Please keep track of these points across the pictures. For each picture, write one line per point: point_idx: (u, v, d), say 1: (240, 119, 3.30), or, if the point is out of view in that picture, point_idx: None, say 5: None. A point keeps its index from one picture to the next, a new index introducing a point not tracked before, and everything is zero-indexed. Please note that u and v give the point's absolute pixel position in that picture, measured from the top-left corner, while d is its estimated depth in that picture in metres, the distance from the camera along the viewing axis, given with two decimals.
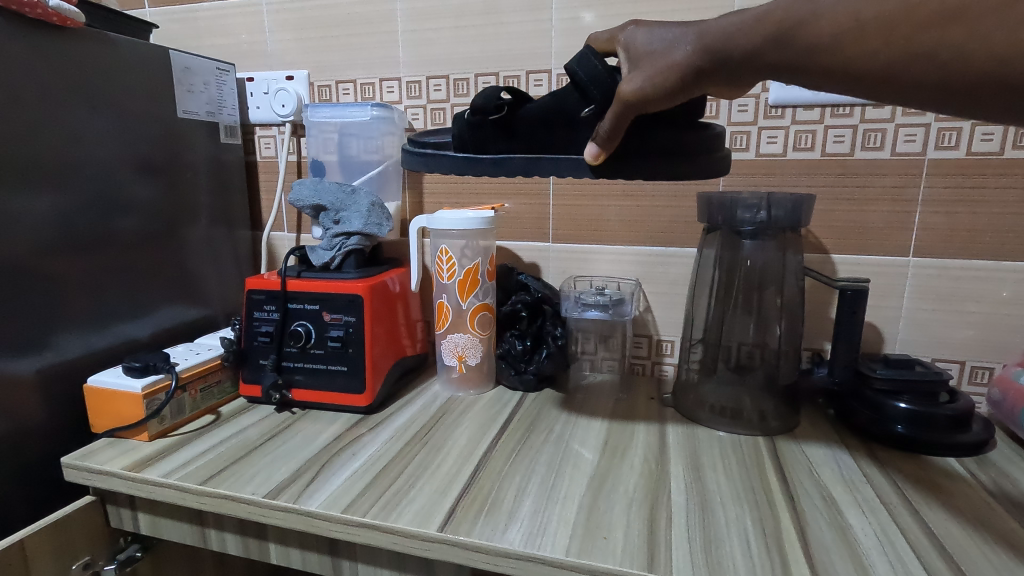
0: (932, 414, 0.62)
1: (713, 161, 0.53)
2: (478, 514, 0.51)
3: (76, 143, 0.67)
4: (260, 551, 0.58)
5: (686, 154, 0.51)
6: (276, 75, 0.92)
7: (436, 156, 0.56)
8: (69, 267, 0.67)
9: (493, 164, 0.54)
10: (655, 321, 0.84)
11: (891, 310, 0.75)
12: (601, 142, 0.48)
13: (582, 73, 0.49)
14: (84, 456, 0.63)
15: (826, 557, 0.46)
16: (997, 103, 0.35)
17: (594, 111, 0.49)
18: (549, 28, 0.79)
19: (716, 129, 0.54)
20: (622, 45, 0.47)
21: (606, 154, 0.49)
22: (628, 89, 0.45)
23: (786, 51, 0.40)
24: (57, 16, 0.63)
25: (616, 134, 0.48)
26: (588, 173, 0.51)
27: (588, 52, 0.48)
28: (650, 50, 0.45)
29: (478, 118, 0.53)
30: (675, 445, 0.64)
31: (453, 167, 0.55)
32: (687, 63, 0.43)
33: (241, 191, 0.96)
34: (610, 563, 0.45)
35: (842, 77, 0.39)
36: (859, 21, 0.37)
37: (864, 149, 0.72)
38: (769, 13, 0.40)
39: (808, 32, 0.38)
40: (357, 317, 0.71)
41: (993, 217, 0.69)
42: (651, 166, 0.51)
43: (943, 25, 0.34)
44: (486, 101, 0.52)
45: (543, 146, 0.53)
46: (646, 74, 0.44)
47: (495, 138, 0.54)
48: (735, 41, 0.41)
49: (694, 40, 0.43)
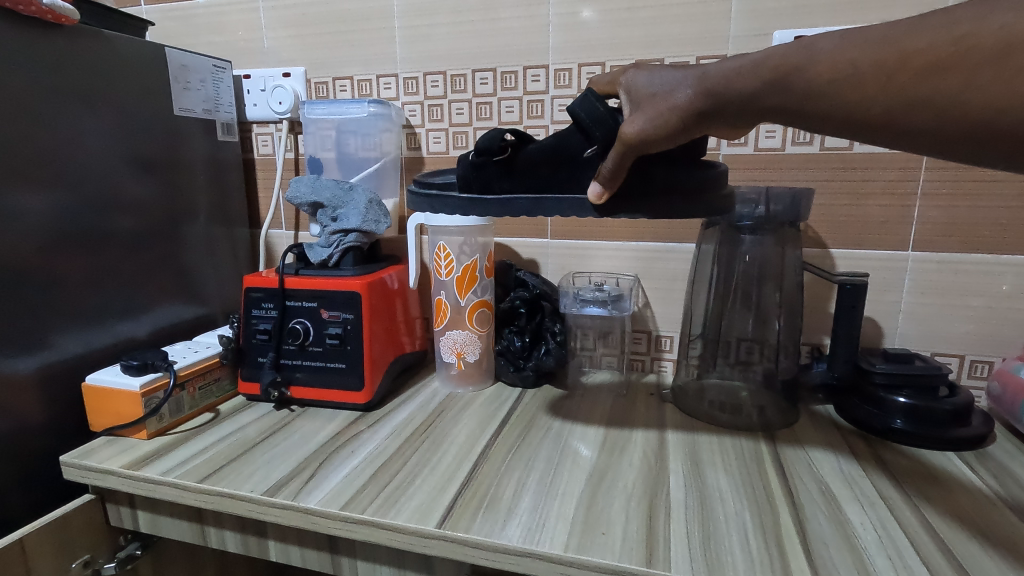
0: (932, 408, 0.62)
1: (713, 199, 0.53)
2: (477, 511, 0.51)
3: (71, 142, 0.67)
4: (260, 549, 0.58)
5: (686, 191, 0.51)
6: (272, 73, 0.92)
7: (443, 197, 0.56)
8: (66, 267, 0.67)
9: (497, 205, 0.54)
10: (654, 316, 0.84)
11: (890, 304, 0.75)
12: (603, 182, 0.48)
13: (583, 114, 0.49)
14: (83, 454, 0.63)
15: (825, 553, 0.46)
16: (995, 153, 0.35)
17: (599, 151, 0.49)
18: (547, 24, 0.79)
19: (718, 167, 0.54)
20: (623, 87, 0.47)
21: (608, 194, 0.49)
22: (630, 131, 0.44)
23: (784, 95, 0.39)
24: (52, 14, 0.63)
25: (618, 174, 0.47)
26: (592, 211, 0.51)
27: (591, 94, 0.48)
28: (651, 92, 0.45)
29: (482, 160, 0.53)
30: (675, 440, 0.64)
31: (457, 209, 0.56)
32: (688, 106, 0.43)
33: (238, 189, 0.95)
34: (609, 560, 0.44)
35: (839, 123, 0.38)
36: (855, 68, 0.36)
37: (863, 143, 0.71)
38: (767, 59, 0.40)
39: (804, 79, 0.38)
40: (356, 313, 0.71)
41: (993, 210, 0.69)
42: (650, 204, 0.51)
43: (937, 73, 0.34)
44: (489, 142, 0.52)
45: (546, 186, 0.53)
46: (647, 116, 0.44)
47: (498, 178, 0.54)
48: (734, 83, 0.41)
49: (694, 83, 0.43)
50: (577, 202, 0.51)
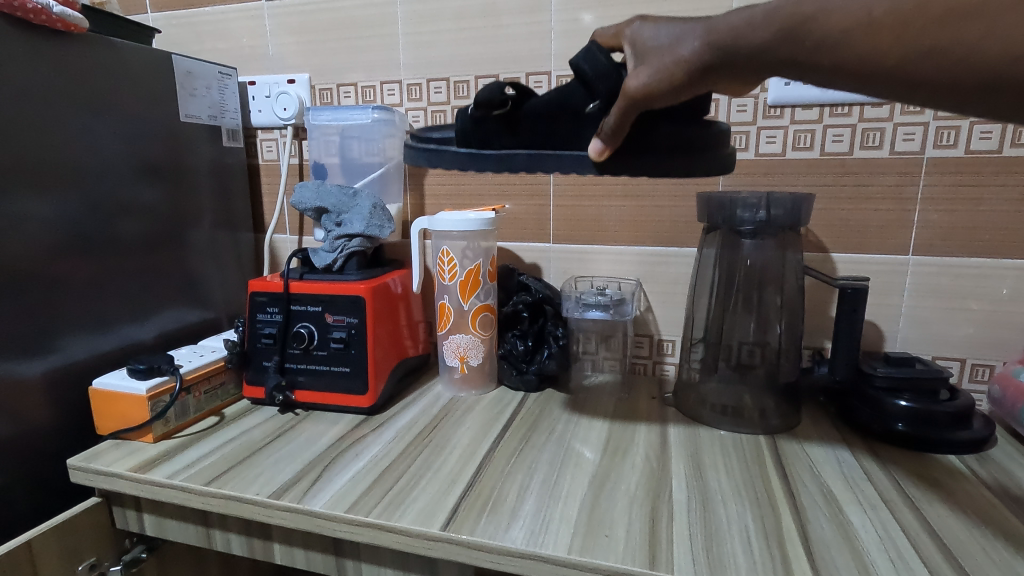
0: (933, 411, 0.62)
1: (715, 159, 0.54)
2: (481, 513, 0.51)
3: (79, 147, 0.67)
4: (265, 551, 0.59)
5: (687, 150, 0.52)
6: (277, 79, 0.93)
7: (439, 150, 0.55)
8: (73, 270, 0.67)
9: (497, 160, 0.53)
10: (657, 321, 0.84)
11: (892, 308, 0.75)
12: (604, 139, 0.48)
13: (587, 68, 0.49)
14: (89, 458, 0.63)
15: (826, 554, 0.46)
16: (1007, 103, 0.36)
17: (600, 106, 0.50)
18: (548, 30, 0.80)
19: (719, 126, 0.54)
20: (629, 40, 0.47)
21: (609, 152, 0.49)
22: (634, 85, 0.45)
23: (797, 45, 0.39)
24: (62, 22, 0.64)
25: (620, 131, 0.48)
26: (592, 169, 0.51)
27: (594, 47, 0.49)
28: (657, 45, 0.45)
29: (482, 113, 0.53)
30: (676, 443, 0.65)
31: (456, 163, 0.55)
32: (696, 58, 0.43)
33: (244, 193, 0.96)
34: (612, 561, 0.45)
35: (848, 76, 0.39)
36: (871, 16, 0.37)
37: (863, 148, 0.72)
38: (779, 9, 0.40)
39: (818, 28, 0.38)
40: (360, 317, 0.71)
41: (992, 214, 0.69)
42: (650, 162, 0.51)
43: (958, 21, 0.35)
44: (490, 94, 0.52)
45: (546, 142, 0.53)
46: (653, 69, 0.44)
47: (500, 133, 0.53)
48: (744, 37, 0.41)
49: (701, 35, 0.42)
50: (577, 159, 0.51)
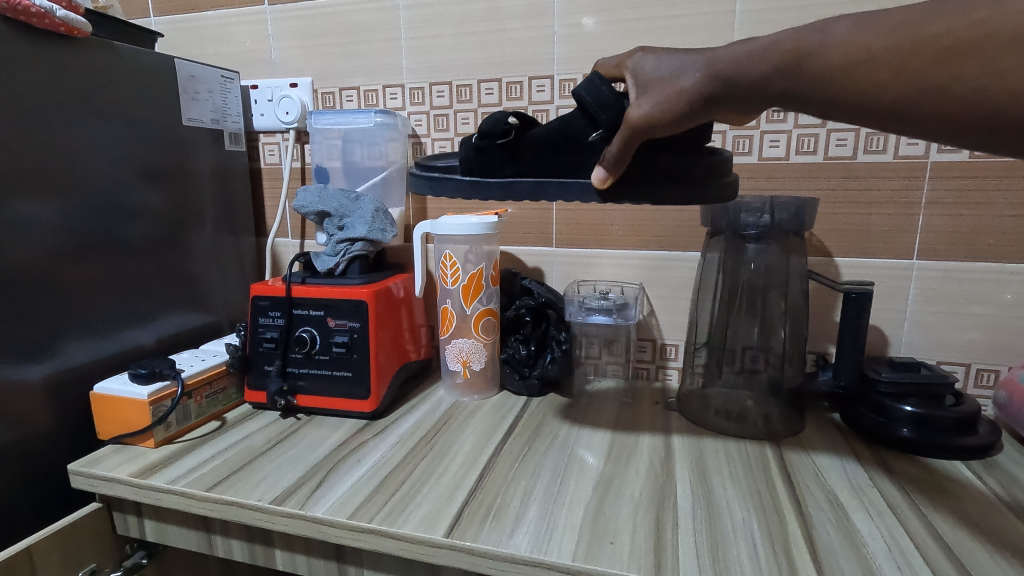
0: (939, 417, 0.61)
1: (718, 187, 0.53)
2: (485, 520, 0.51)
3: (81, 152, 0.67)
4: (267, 557, 0.58)
5: (689, 178, 0.51)
6: (279, 83, 0.93)
7: (443, 179, 0.55)
8: (74, 276, 0.67)
9: (500, 188, 0.54)
10: (659, 325, 0.84)
11: (896, 313, 0.75)
12: (608, 166, 0.49)
13: (589, 98, 0.49)
14: (90, 462, 0.63)
15: (833, 561, 0.46)
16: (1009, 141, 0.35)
17: (603, 135, 0.49)
18: (551, 35, 0.80)
19: (722, 155, 0.54)
20: (630, 71, 0.48)
21: (612, 179, 0.50)
22: (636, 115, 0.45)
23: (796, 80, 0.40)
24: (65, 27, 0.64)
25: (623, 158, 0.48)
26: (596, 198, 0.51)
27: (597, 78, 0.49)
28: (658, 76, 0.45)
29: (485, 142, 0.53)
30: (680, 448, 0.64)
31: (457, 191, 0.55)
32: (697, 90, 0.43)
33: (246, 197, 0.96)
34: (617, 569, 0.45)
35: (849, 109, 0.39)
36: (870, 53, 0.37)
37: (867, 153, 0.72)
38: (779, 42, 0.40)
39: (818, 63, 0.39)
40: (362, 322, 0.71)
41: (997, 219, 0.69)
42: (652, 190, 0.51)
43: (957, 60, 0.34)
44: (493, 125, 0.52)
45: (549, 172, 0.53)
46: (654, 99, 0.45)
47: (503, 163, 0.53)
48: (746, 68, 0.41)
49: (702, 67, 0.43)
50: (581, 188, 0.51)
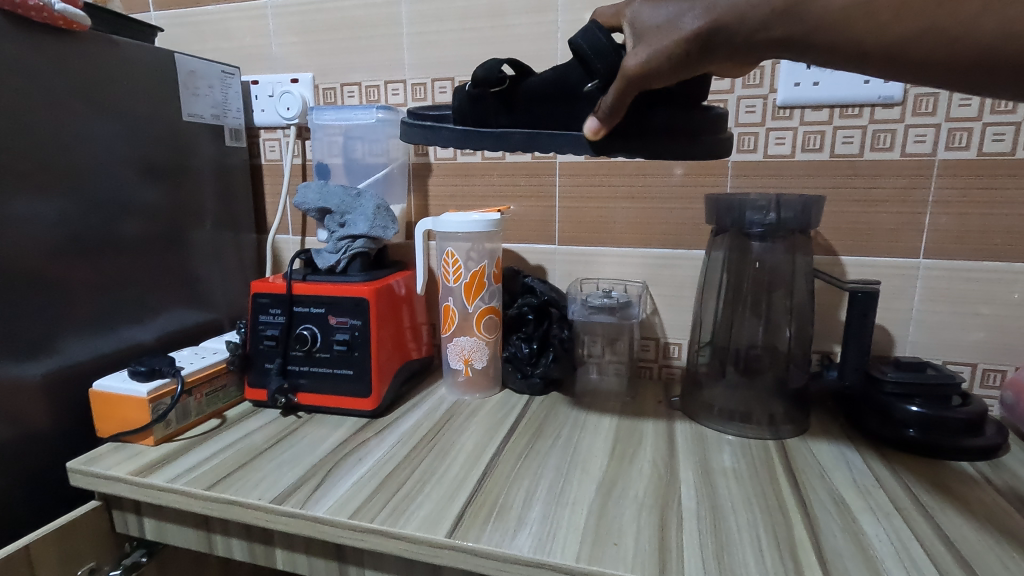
0: (945, 417, 0.61)
1: (713, 142, 0.52)
2: (488, 520, 0.50)
3: (80, 147, 0.67)
4: (267, 557, 0.58)
5: (683, 133, 0.51)
6: (280, 79, 0.92)
7: (437, 127, 0.55)
8: (73, 272, 0.66)
9: (494, 138, 0.53)
10: (663, 323, 0.83)
11: (901, 312, 0.74)
12: (601, 118, 0.47)
13: (585, 45, 0.47)
14: (89, 461, 0.62)
15: (841, 564, 0.45)
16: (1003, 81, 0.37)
17: (598, 86, 0.48)
18: (554, 30, 0.79)
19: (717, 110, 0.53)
20: (628, 20, 0.45)
21: (605, 131, 0.48)
22: (632, 64, 0.43)
23: (796, 24, 0.39)
24: (64, 20, 0.63)
25: (617, 110, 0.46)
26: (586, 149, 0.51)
27: (594, 26, 0.47)
28: (655, 24, 0.43)
29: (480, 91, 0.53)
30: (684, 449, 0.64)
31: (452, 141, 0.55)
32: (694, 37, 0.41)
33: (246, 193, 0.95)
34: (621, 570, 0.44)
35: (849, 56, 0.39)
36: None
37: (873, 150, 0.71)
38: None
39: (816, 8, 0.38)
40: (363, 320, 0.71)
41: (1004, 218, 0.69)
42: (646, 144, 0.50)
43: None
44: (488, 74, 0.52)
45: (544, 122, 0.52)
46: (652, 48, 0.42)
47: (498, 112, 0.53)
48: (745, 15, 0.40)
49: (702, 14, 0.41)
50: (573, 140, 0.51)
